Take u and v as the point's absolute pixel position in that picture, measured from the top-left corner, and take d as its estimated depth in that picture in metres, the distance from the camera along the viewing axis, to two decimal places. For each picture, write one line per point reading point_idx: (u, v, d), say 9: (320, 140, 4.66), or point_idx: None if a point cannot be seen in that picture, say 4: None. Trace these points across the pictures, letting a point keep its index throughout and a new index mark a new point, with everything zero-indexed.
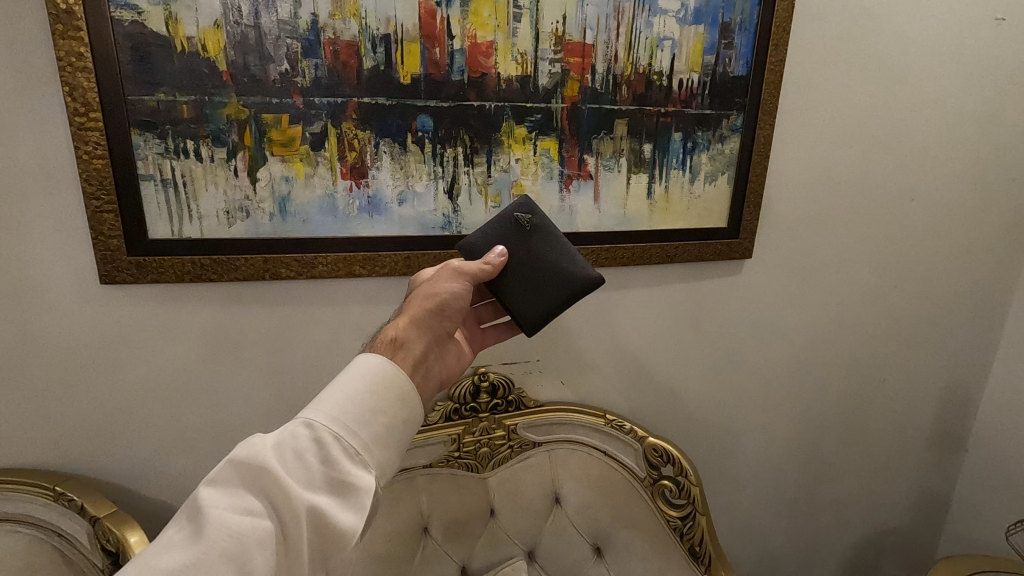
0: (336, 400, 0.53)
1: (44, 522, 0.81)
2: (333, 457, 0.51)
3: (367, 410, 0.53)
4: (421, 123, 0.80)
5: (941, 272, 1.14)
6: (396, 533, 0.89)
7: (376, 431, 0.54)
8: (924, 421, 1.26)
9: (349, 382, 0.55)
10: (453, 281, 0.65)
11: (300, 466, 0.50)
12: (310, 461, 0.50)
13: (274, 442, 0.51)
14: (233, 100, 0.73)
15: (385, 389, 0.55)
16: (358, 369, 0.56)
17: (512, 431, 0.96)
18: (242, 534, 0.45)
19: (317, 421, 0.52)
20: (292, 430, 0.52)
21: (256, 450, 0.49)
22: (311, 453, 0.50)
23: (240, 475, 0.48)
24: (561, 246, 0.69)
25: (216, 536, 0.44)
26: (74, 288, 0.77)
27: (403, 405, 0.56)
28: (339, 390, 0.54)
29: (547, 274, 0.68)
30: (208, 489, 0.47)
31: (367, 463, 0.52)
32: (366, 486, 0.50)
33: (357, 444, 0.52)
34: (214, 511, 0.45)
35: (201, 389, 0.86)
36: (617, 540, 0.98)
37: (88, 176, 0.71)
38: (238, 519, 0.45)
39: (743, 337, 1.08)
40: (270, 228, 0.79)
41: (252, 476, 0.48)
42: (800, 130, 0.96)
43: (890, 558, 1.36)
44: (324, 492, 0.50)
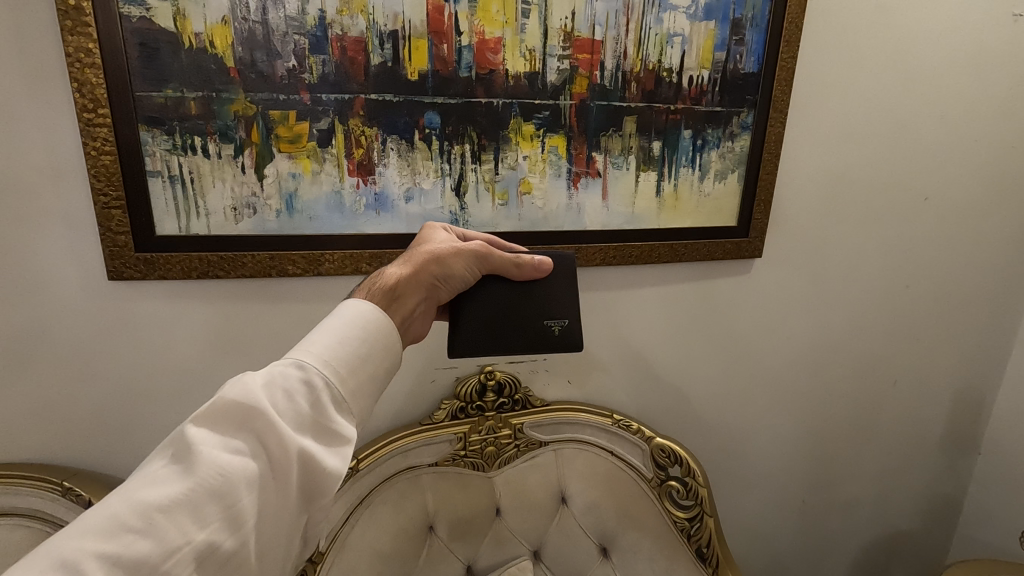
0: (328, 342, 0.52)
1: (52, 516, 0.81)
2: (322, 401, 0.50)
3: (355, 356, 0.53)
4: (428, 119, 0.79)
5: (954, 273, 1.12)
6: (401, 532, 0.89)
7: (363, 380, 0.53)
8: (936, 423, 1.24)
9: (339, 326, 0.53)
10: (467, 261, 0.65)
11: (290, 405, 0.48)
12: (300, 403, 0.49)
13: (263, 379, 0.48)
14: (241, 96, 0.73)
15: (374, 337, 0.55)
16: (349, 315, 0.55)
17: (518, 430, 0.95)
18: (233, 472, 0.43)
19: (309, 362, 0.50)
20: (282, 368, 0.49)
21: (247, 387, 0.47)
22: (301, 393, 0.49)
23: (229, 413, 0.46)
24: (499, 339, 0.67)
25: (207, 474, 0.42)
26: (81, 282, 0.78)
27: (387, 355, 0.56)
28: (330, 333, 0.53)
29: (480, 315, 0.66)
30: (195, 425, 0.45)
31: (352, 412, 0.52)
32: (350, 433, 0.50)
33: (345, 391, 0.51)
34: (205, 449, 0.43)
35: (206, 385, 0.86)
36: (623, 540, 0.97)
37: (96, 172, 0.71)
38: (228, 458, 0.43)
39: (752, 337, 1.06)
40: (277, 225, 0.78)
41: (241, 414, 0.46)
42: (812, 129, 0.95)
43: (900, 561, 1.34)
44: (311, 436, 0.48)
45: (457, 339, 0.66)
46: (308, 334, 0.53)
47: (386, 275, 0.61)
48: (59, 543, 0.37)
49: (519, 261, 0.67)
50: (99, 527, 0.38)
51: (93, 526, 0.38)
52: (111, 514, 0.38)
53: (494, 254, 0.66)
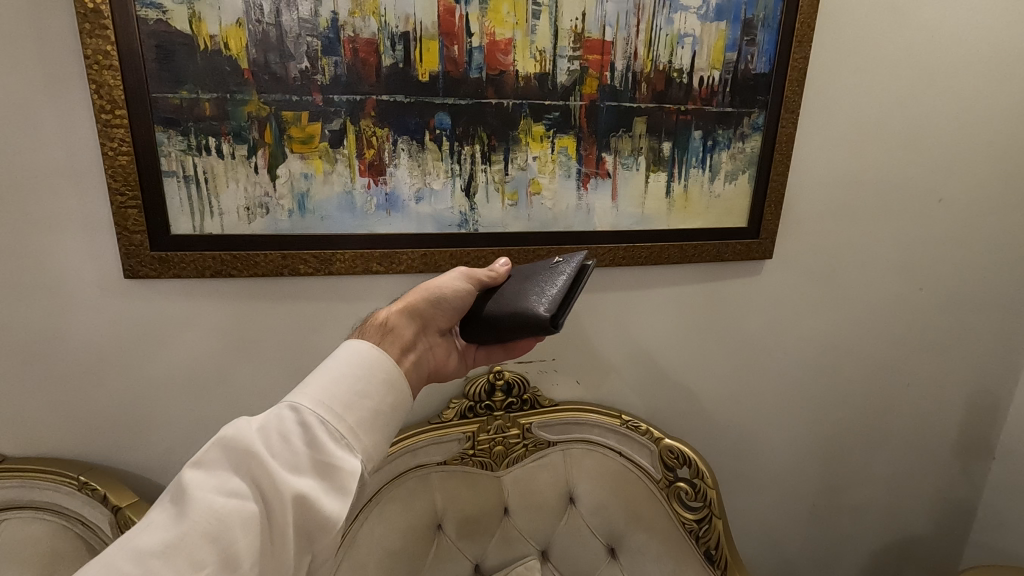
0: (322, 383, 0.53)
1: (68, 510, 0.82)
2: (318, 439, 0.51)
3: (353, 393, 0.54)
4: (439, 120, 0.80)
5: (968, 274, 1.11)
6: (410, 530, 0.90)
7: (363, 415, 0.54)
8: (949, 427, 1.23)
9: (336, 366, 0.55)
10: (454, 281, 0.68)
11: (286, 448, 0.50)
12: (295, 444, 0.50)
13: (259, 424, 0.51)
14: (254, 98, 0.74)
15: (372, 373, 0.56)
16: (345, 354, 0.56)
17: (527, 430, 0.95)
18: (227, 516, 0.45)
19: (302, 404, 0.52)
20: (278, 412, 0.52)
21: (242, 432, 0.49)
22: (297, 435, 0.51)
23: (226, 458, 0.48)
24: (543, 284, 0.64)
25: (201, 518, 0.44)
26: (98, 281, 0.79)
27: (390, 389, 0.56)
28: (327, 374, 0.54)
29: (516, 305, 0.63)
30: (194, 471, 0.47)
31: (353, 447, 0.52)
32: (350, 470, 0.51)
33: (342, 427, 0.52)
34: (199, 493, 0.45)
35: (220, 383, 0.87)
36: (631, 542, 0.97)
37: (113, 172, 0.72)
38: (222, 501, 0.45)
39: (762, 339, 1.06)
40: (289, 225, 0.79)
41: (236, 459, 0.48)
42: (824, 129, 0.95)
43: (911, 566, 1.33)
44: (310, 476, 0.50)
45: (523, 312, 0.62)
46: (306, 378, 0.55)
47: (382, 317, 0.64)
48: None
49: (497, 273, 0.68)
50: None
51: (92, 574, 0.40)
52: (110, 563, 0.41)
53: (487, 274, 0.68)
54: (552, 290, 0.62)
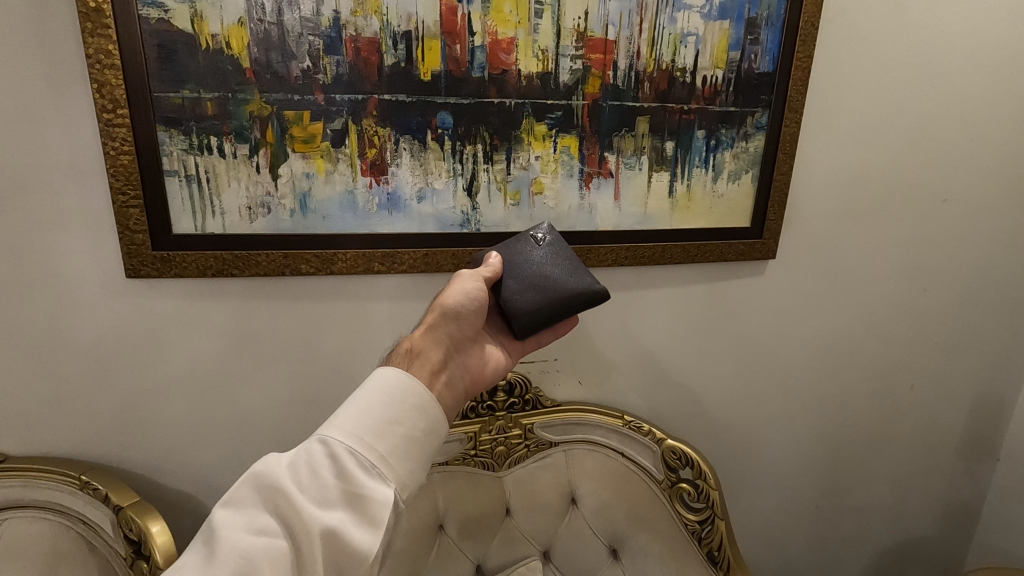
0: (350, 415, 0.55)
1: (69, 509, 0.82)
2: (348, 471, 0.53)
3: (383, 423, 0.55)
4: (441, 119, 0.80)
5: (972, 275, 1.10)
6: (412, 532, 0.90)
7: (394, 443, 0.55)
8: (953, 428, 1.22)
9: (365, 395, 0.57)
10: (462, 285, 0.67)
11: (316, 482, 0.52)
12: (325, 477, 0.52)
13: (290, 460, 0.54)
14: (256, 97, 0.74)
15: (403, 401, 0.57)
16: (376, 383, 0.58)
17: (529, 430, 0.95)
18: (255, 553, 0.48)
19: (332, 437, 0.54)
20: (310, 447, 0.54)
21: (272, 469, 0.52)
22: (327, 468, 0.53)
23: (256, 495, 0.51)
24: (565, 267, 0.71)
25: (229, 557, 0.47)
26: (99, 280, 0.79)
27: (421, 415, 0.58)
28: (356, 405, 0.56)
29: (553, 280, 0.69)
30: (225, 510, 0.51)
31: (384, 477, 0.54)
32: (380, 500, 0.52)
33: (372, 457, 0.54)
34: (229, 532, 0.48)
35: (221, 383, 0.87)
36: (633, 543, 0.97)
37: (115, 171, 0.72)
38: (251, 540, 0.48)
39: (765, 340, 1.05)
40: (291, 225, 0.79)
41: (266, 495, 0.51)
42: (827, 129, 0.94)
43: (915, 568, 1.32)
44: (340, 508, 0.52)
45: (576, 296, 0.69)
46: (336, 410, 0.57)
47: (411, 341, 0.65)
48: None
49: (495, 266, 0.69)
50: None
51: None
52: None
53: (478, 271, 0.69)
54: (575, 267, 0.71)
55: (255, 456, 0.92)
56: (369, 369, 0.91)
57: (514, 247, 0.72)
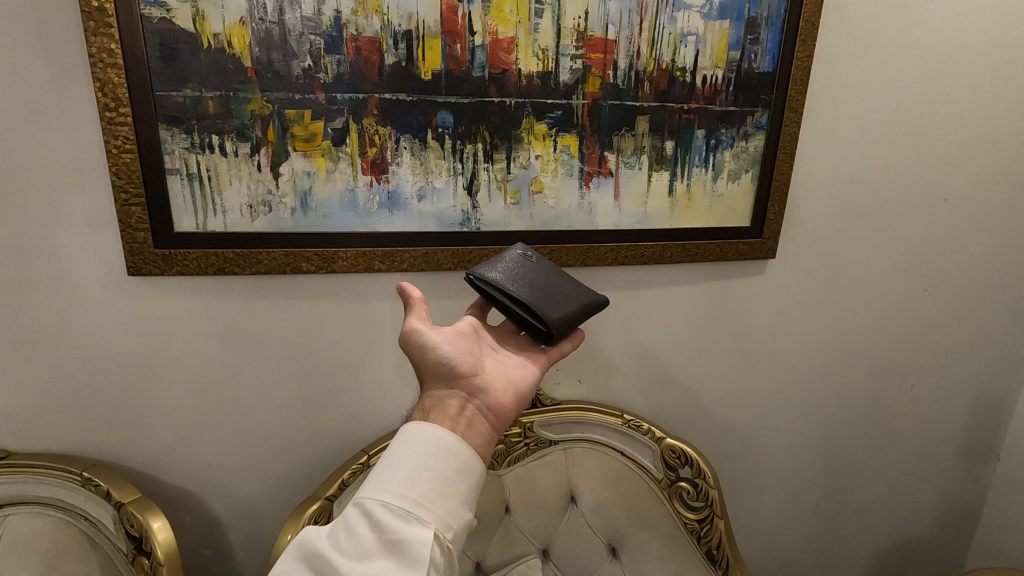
0: (378, 475, 0.57)
1: (71, 505, 0.83)
2: (383, 520, 0.53)
3: (412, 469, 0.56)
4: (441, 119, 0.80)
5: (972, 275, 1.10)
6: None
7: (426, 486, 0.55)
8: (952, 429, 1.22)
9: (392, 452, 0.58)
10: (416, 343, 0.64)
11: (352, 540, 0.53)
12: (361, 533, 0.53)
13: (330, 529, 0.55)
14: (257, 96, 0.74)
15: (428, 446, 0.58)
16: (400, 439, 0.59)
17: (529, 429, 0.95)
18: None
19: (365, 496, 0.55)
20: (346, 512, 0.56)
21: (311, 540, 0.54)
22: (363, 525, 0.54)
23: (300, 567, 0.53)
24: (562, 278, 0.74)
25: None
26: (102, 278, 0.79)
27: (450, 456, 0.58)
28: (384, 466, 0.58)
29: (567, 284, 0.73)
30: None
31: (421, 519, 0.54)
32: (419, 540, 0.52)
33: (406, 503, 0.54)
34: None
35: (222, 381, 0.87)
36: (632, 541, 0.97)
37: (117, 170, 0.73)
38: None
39: (765, 340, 1.05)
40: (292, 223, 0.80)
41: (308, 566, 0.52)
42: (827, 129, 0.94)
43: (915, 568, 1.32)
44: (381, 558, 0.51)
45: (588, 300, 0.73)
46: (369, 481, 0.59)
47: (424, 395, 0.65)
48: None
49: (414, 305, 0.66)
50: None
51: None
52: None
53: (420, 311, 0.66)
54: (567, 275, 0.75)
55: (256, 454, 0.92)
56: (370, 368, 0.92)
57: (511, 265, 0.72)
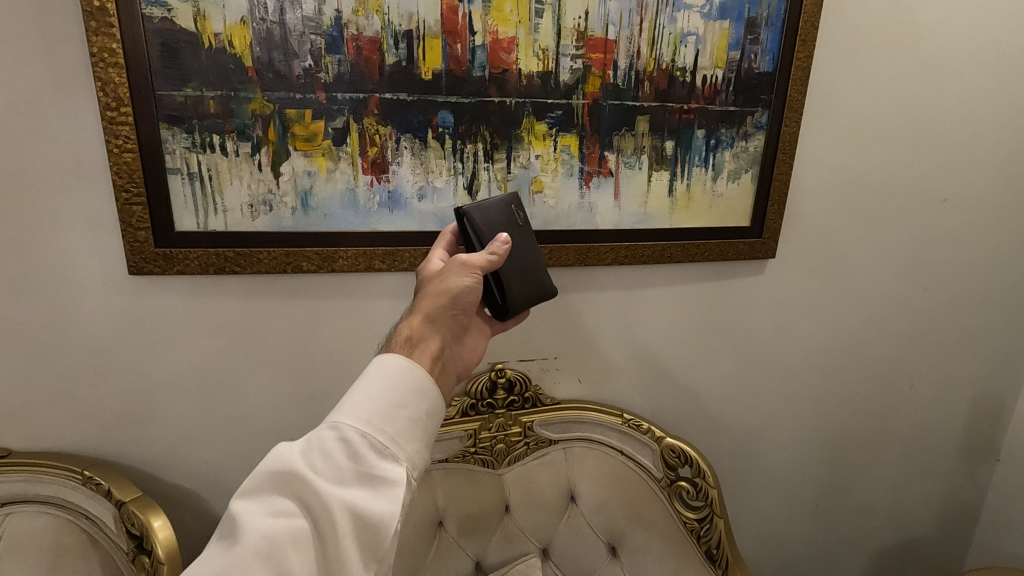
0: (354, 400, 0.56)
1: (73, 504, 0.83)
2: (361, 452, 0.53)
3: (391, 405, 0.56)
4: (441, 118, 0.80)
5: (972, 275, 1.10)
6: (412, 527, 0.90)
7: (402, 425, 0.56)
8: (952, 429, 1.22)
9: (369, 382, 0.57)
10: (461, 276, 0.64)
11: (329, 464, 0.53)
12: (338, 459, 0.53)
13: (302, 447, 0.54)
14: (258, 96, 0.74)
15: (405, 383, 0.57)
16: (376, 371, 0.58)
17: (529, 428, 0.96)
18: (278, 534, 0.49)
19: (342, 423, 0.55)
20: (319, 433, 0.55)
21: (283, 458, 0.52)
22: (339, 451, 0.53)
23: (270, 483, 0.52)
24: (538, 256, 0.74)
25: (253, 539, 0.48)
26: (102, 277, 0.80)
27: (424, 396, 0.58)
28: (360, 392, 0.56)
29: (537, 264, 0.73)
30: (242, 501, 0.51)
31: (396, 456, 0.55)
32: (396, 477, 0.54)
33: (383, 438, 0.55)
34: (250, 519, 0.49)
35: (223, 380, 0.88)
36: (632, 541, 0.97)
37: (118, 169, 0.73)
38: (274, 523, 0.49)
39: (765, 339, 1.06)
40: (292, 222, 0.80)
41: (281, 484, 0.52)
42: (827, 129, 0.94)
43: (914, 568, 1.32)
44: (356, 487, 0.53)
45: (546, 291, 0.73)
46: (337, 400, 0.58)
47: (426, 295, 0.65)
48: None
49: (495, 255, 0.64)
50: None
51: None
52: None
53: (490, 260, 0.64)
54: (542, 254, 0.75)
55: (256, 453, 0.92)
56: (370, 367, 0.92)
57: (499, 217, 0.71)
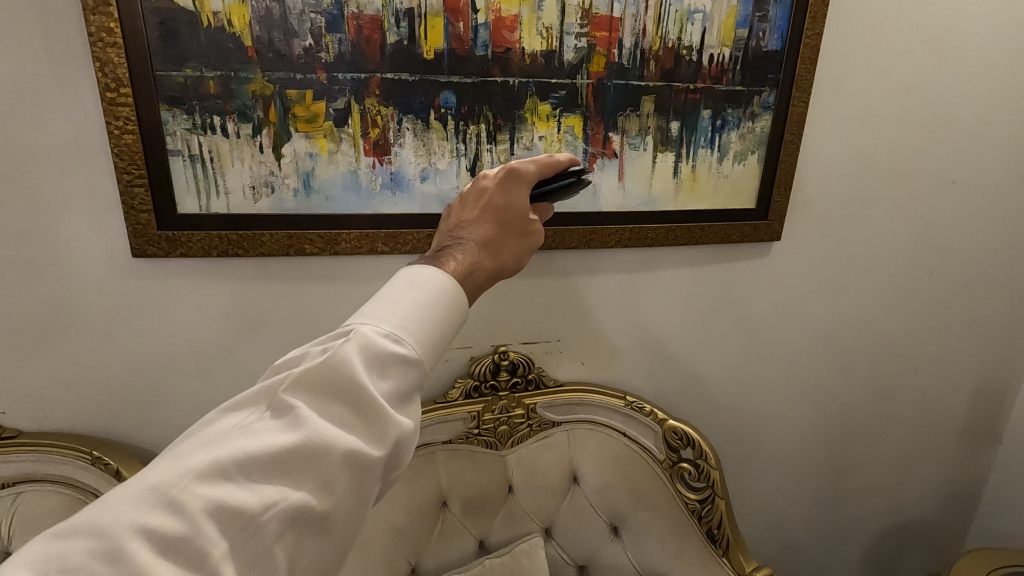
0: (417, 317, 0.50)
1: (82, 483, 0.84)
2: (411, 376, 0.49)
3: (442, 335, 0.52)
4: (444, 99, 0.79)
5: (979, 258, 1.09)
6: (416, 506, 0.91)
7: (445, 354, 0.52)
8: (956, 412, 1.22)
9: (431, 301, 0.51)
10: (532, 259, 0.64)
11: (382, 378, 0.47)
12: (392, 375, 0.48)
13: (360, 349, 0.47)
14: (258, 76, 0.73)
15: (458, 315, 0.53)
16: (441, 293, 0.52)
17: (532, 410, 0.96)
18: (328, 442, 0.44)
19: (402, 338, 0.49)
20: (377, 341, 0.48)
21: (343, 358, 0.46)
22: (395, 368, 0.48)
23: (322, 380, 0.46)
24: None
25: (305, 439, 0.43)
26: (106, 259, 0.80)
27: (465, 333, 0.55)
28: (423, 311, 0.50)
29: None
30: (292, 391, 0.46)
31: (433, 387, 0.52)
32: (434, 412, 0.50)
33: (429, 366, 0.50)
34: (303, 414, 0.44)
35: (228, 362, 0.88)
36: (634, 522, 0.98)
37: (119, 150, 0.72)
38: (325, 427, 0.44)
39: (769, 322, 1.05)
40: (294, 204, 0.79)
41: (335, 385, 0.46)
42: (835, 110, 0.93)
43: (915, 549, 1.34)
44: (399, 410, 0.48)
45: None
46: (393, 292, 0.51)
47: (506, 249, 0.61)
48: (164, 472, 0.40)
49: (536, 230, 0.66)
50: (203, 476, 0.40)
51: (200, 474, 0.40)
52: (217, 469, 0.41)
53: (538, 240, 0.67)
54: None
55: None
56: None
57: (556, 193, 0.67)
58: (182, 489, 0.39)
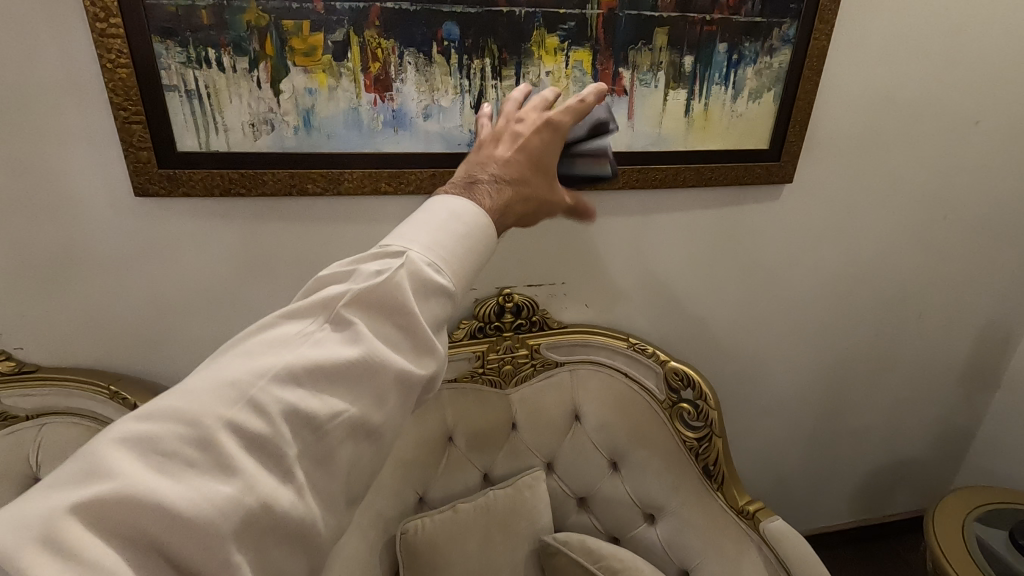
0: (458, 249, 0.48)
1: (102, 417, 0.88)
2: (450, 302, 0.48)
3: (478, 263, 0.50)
4: (447, 31, 0.75)
5: (995, 203, 1.07)
6: (423, 441, 0.95)
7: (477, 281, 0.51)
8: (958, 357, 1.23)
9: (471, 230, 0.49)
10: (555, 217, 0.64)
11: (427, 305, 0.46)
12: (437, 301, 0.47)
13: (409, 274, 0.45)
14: (252, 5, 0.70)
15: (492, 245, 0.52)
16: (480, 229, 0.50)
17: (535, 350, 0.98)
18: (386, 360, 0.43)
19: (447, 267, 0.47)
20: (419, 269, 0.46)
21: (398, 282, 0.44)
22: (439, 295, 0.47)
23: (375, 302, 0.44)
24: None
25: (365, 357, 0.42)
26: (109, 199, 0.79)
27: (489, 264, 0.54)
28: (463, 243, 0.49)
29: None
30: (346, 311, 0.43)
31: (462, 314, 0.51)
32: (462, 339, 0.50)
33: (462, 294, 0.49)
34: (360, 331, 0.43)
35: (236, 302, 0.89)
36: (633, 458, 1.01)
37: (114, 85, 0.70)
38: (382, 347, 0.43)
39: (776, 266, 1.04)
40: (295, 142, 0.78)
41: (388, 307, 0.44)
42: (859, 44, 0.88)
43: (905, 485, 1.39)
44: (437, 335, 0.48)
45: None
46: (434, 220, 0.49)
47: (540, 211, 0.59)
48: (232, 372, 0.39)
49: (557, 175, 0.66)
50: (273, 383, 0.39)
51: (271, 381, 0.39)
52: (286, 378, 0.39)
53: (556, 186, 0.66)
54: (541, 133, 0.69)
55: None
56: None
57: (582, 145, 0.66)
58: (257, 390, 0.38)
